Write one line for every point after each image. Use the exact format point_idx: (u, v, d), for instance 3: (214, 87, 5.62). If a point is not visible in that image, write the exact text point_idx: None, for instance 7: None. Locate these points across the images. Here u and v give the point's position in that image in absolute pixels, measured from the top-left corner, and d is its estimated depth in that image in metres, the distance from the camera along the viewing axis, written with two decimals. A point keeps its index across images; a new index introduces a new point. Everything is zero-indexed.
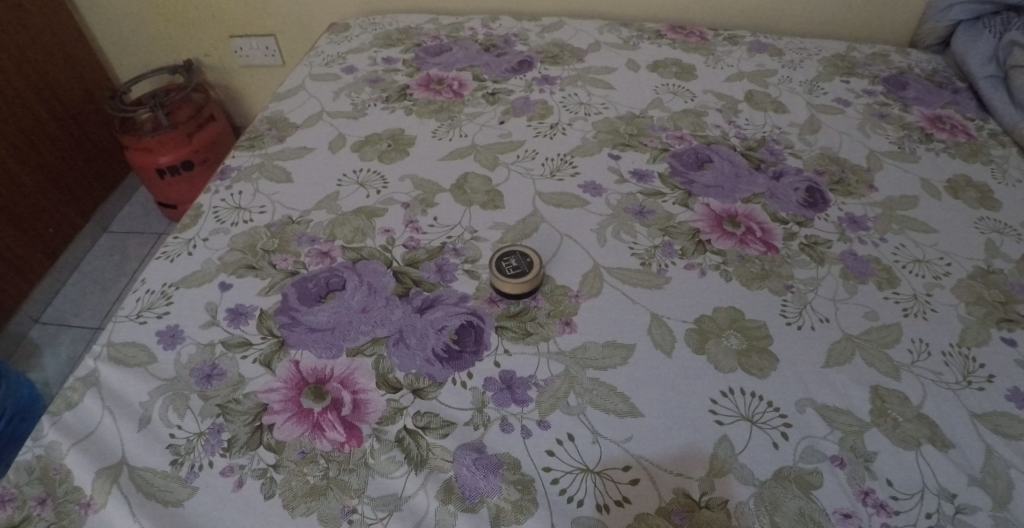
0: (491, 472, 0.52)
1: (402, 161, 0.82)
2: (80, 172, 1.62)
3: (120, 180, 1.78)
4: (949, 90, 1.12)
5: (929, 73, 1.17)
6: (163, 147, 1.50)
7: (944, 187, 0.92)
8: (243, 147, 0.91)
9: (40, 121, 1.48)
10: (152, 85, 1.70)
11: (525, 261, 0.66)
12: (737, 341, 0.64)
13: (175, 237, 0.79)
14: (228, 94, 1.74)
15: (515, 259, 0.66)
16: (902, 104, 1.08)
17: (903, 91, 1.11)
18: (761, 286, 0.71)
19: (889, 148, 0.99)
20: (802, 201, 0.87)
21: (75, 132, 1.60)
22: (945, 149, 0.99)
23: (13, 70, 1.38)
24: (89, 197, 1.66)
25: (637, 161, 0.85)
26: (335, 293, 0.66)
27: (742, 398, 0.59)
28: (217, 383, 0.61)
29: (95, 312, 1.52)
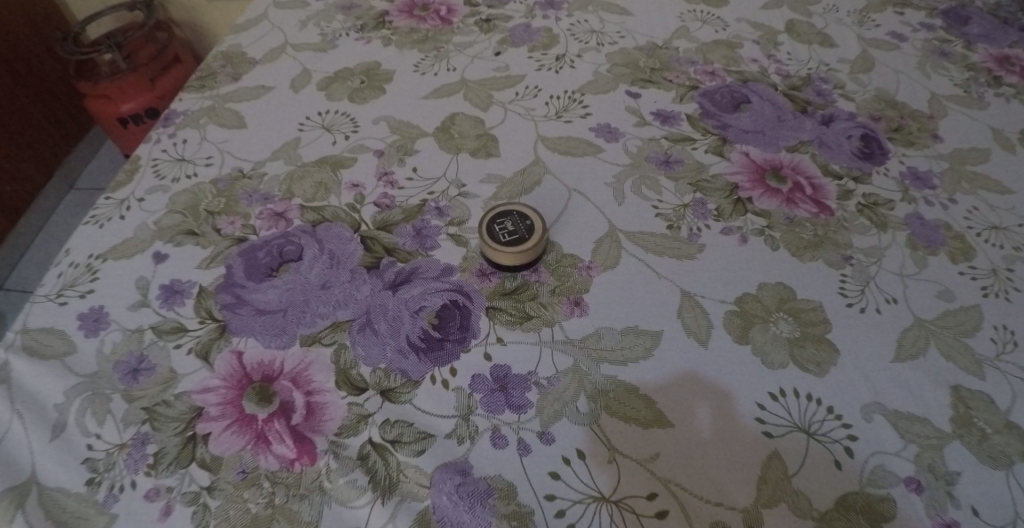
0: (478, 502, 0.41)
1: (376, 101, 0.68)
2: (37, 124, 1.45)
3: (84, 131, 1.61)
4: (1017, 27, 0.94)
5: (993, 6, 0.98)
6: (124, 94, 1.33)
7: (1019, 139, 0.77)
8: (191, 86, 0.76)
9: None
10: (111, 24, 1.52)
11: (524, 225, 0.52)
12: (788, 328, 0.51)
13: (106, 197, 0.65)
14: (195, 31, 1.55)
15: (512, 221, 0.52)
16: (965, 41, 0.92)
17: (967, 27, 0.94)
18: (815, 257, 0.58)
19: (953, 92, 0.84)
20: (857, 151, 0.72)
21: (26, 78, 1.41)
22: (1018, 95, 0.84)
23: None
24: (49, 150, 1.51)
25: (661, 101, 0.70)
26: (289, 265, 0.54)
27: (796, 402, 0.48)
28: (144, 381, 0.50)
29: None
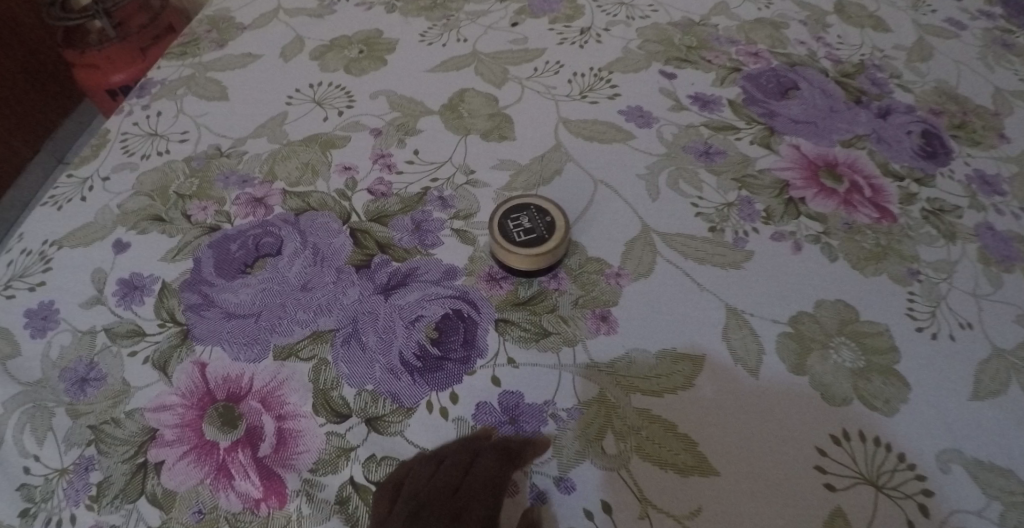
0: None
1: (375, 73, 0.60)
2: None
3: None
4: None
5: None
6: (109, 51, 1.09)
7: None
8: (171, 53, 0.68)
9: None
10: None
11: (544, 222, 0.44)
12: (849, 356, 0.44)
13: (68, 175, 0.57)
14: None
15: (530, 218, 0.44)
16: None
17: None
18: (878, 271, 0.49)
19: (1020, 87, 0.73)
20: (918, 148, 0.63)
21: None
22: None
23: None
24: None
25: (698, 83, 0.61)
26: (265, 261, 0.46)
27: (862, 446, 0.40)
28: (92, 393, 0.42)
29: None
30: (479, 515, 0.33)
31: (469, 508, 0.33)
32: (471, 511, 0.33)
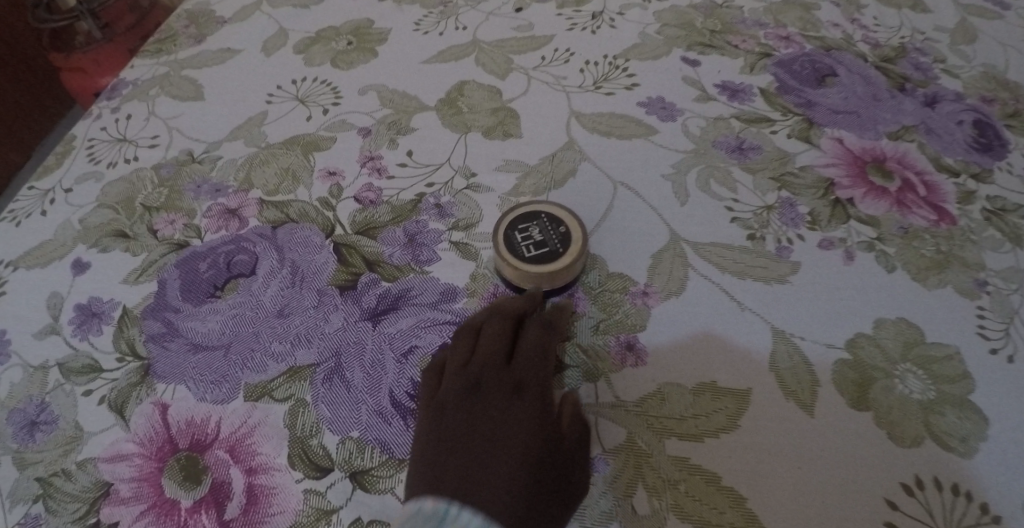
0: None
1: (364, 66, 0.54)
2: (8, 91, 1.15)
3: None
4: None
5: None
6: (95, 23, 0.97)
7: None
8: (146, 51, 0.62)
9: None
10: None
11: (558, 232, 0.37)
12: (918, 386, 0.37)
13: (28, 187, 0.52)
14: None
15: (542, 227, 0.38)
16: None
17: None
18: (940, 282, 0.43)
19: None
20: (971, 140, 0.56)
21: None
22: None
23: None
24: None
25: (725, 70, 0.54)
26: (238, 283, 0.40)
27: (940, 497, 0.33)
28: (41, 439, 0.37)
29: None
30: (537, 385, 0.34)
31: (527, 379, 0.34)
32: (527, 383, 0.34)
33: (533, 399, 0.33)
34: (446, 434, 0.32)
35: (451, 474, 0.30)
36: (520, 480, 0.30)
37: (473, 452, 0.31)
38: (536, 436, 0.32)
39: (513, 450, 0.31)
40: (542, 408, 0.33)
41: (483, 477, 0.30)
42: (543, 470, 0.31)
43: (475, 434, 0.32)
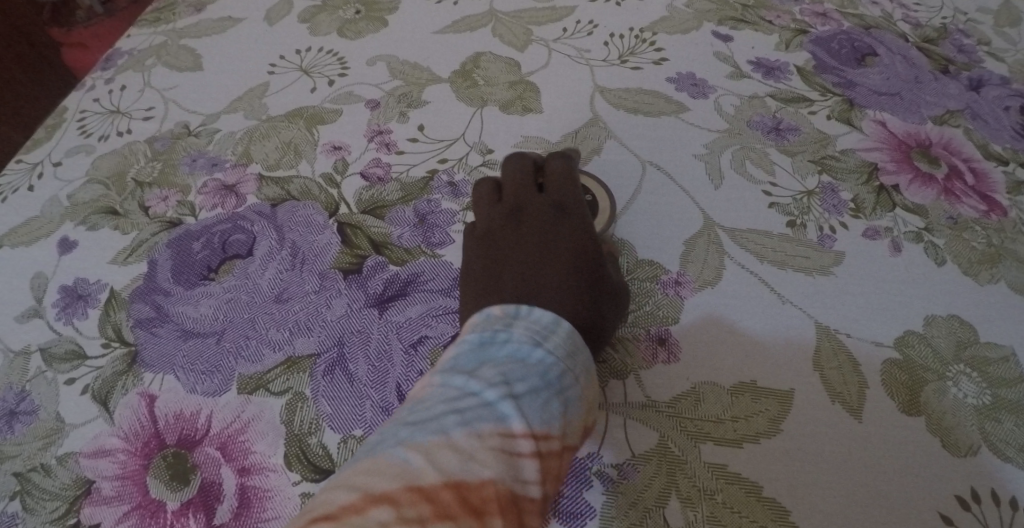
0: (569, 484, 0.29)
1: (374, 36, 0.50)
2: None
3: None
4: None
5: None
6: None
7: None
8: (143, 20, 0.59)
9: None
10: None
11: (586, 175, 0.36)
12: (973, 390, 0.34)
13: (15, 160, 0.49)
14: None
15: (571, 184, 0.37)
16: None
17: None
18: (994, 277, 0.39)
19: None
20: (1020, 126, 0.53)
21: None
22: None
23: None
24: None
25: (760, 47, 0.51)
26: (233, 264, 0.37)
27: (1000, 513, 0.30)
28: (20, 431, 0.34)
29: None
30: (579, 207, 0.34)
31: (568, 201, 0.34)
32: (568, 204, 0.34)
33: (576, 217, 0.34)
34: (495, 257, 0.33)
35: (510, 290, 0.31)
36: (572, 280, 0.31)
37: (524, 261, 0.32)
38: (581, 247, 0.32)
39: (561, 261, 0.32)
40: (584, 226, 0.33)
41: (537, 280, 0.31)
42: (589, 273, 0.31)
43: (523, 248, 0.33)
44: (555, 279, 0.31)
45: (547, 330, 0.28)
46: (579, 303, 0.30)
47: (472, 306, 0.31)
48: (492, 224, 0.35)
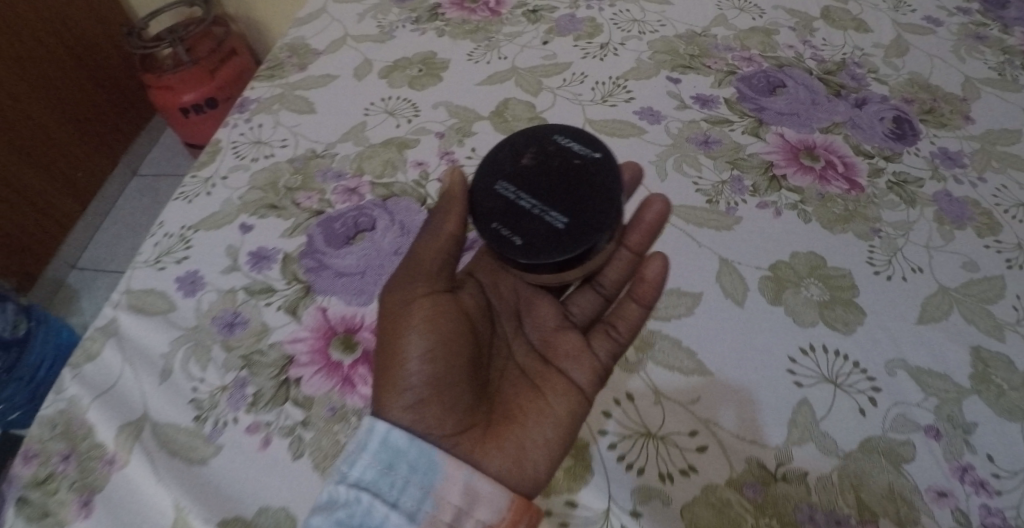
0: None
1: (435, 88, 0.74)
2: (75, 142, 1.39)
3: (129, 148, 1.56)
4: None
5: None
6: (185, 85, 1.29)
7: None
8: (263, 76, 0.80)
9: (62, 98, 1.34)
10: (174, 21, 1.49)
11: (498, 149, 0.51)
12: (818, 292, 0.56)
13: (193, 175, 0.70)
14: (249, 25, 1.48)
15: (577, 143, 0.50)
16: (1002, 25, 0.82)
17: (1006, 9, 0.84)
18: (844, 229, 0.61)
19: (986, 75, 0.77)
20: (889, 131, 0.71)
21: (81, 99, 1.39)
22: None
23: (46, 31, 1.28)
24: (96, 162, 1.45)
25: (700, 86, 0.74)
26: (364, 234, 0.61)
27: (824, 357, 0.51)
28: (239, 333, 0.56)
29: (110, 251, 1.43)
30: (439, 269, 0.50)
31: (434, 264, 0.50)
32: (440, 279, 0.50)
33: (439, 295, 0.49)
34: (384, 332, 0.48)
35: (387, 379, 0.46)
36: (428, 377, 0.46)
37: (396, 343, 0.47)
38: (445, 322, 0.48)
39: (425, 344, 0.46)
40: (441, 303, 0.48)
41: (398, 363, 0.46)
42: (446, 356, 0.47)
43: (407, 312, 0.47)
44: (418, 374, 0.46)
45: (357, 457, 0.44)
46: (430, 412, 0.45)
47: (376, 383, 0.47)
48: (393, 292, 0.49)
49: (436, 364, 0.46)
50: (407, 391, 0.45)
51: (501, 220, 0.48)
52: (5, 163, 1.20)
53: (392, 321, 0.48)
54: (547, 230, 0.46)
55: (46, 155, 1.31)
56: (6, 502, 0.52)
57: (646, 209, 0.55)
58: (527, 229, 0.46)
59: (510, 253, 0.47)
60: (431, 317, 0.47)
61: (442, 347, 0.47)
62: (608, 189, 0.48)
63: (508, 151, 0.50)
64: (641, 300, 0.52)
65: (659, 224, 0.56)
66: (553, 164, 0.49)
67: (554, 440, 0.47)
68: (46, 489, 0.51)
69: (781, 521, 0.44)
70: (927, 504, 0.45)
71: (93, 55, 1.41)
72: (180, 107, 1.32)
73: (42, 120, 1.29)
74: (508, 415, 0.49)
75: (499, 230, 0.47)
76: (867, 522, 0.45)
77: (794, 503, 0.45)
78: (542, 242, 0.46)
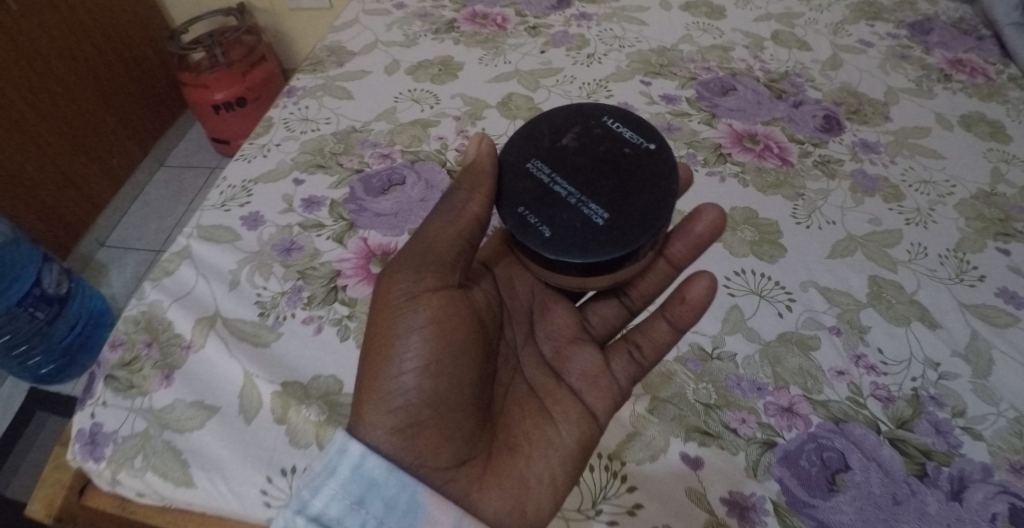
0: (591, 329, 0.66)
1: (453, 83, 0.91)
2: (113, 131, 1.54)
3: (159, 143, 1.71)
4: (973, 37, 1.02)
5: (955, 20, 1.06)
6: (219, 84, 1.45)
7: (957, 121, 0.89)
8: (306, 70, 0.96)
9: (105, 90, 1.50)
10: (207, 27, 1.67)
11: (542, 127, 0.56)
12: (750, 234, 0.72)
13: (251, 142, 0.85)
14: (277, 37, 1.67)
15: (630, 130, 0.55)
16: (925, 48, 1.00)
17: (929, 36, 1.02)
18: (775, 193, 0.77)
19: (906, 85, 0.94)
20: (819, 125, 0.88)
21: (120, 91, 1.55)
22: (963, 89, 0.94)
23: (97, 32, 1.46)
24: (129, 150, 1.60)
25: (667, 87, 0.91)
26: (396, 187, 0.77)
27: (752, 277, 0.67)
28: (296, 255, 0.70)
29: (139, 232, 1.55)
30: (453, 259, 0.52)
31: (447, 255, 0.52)
32: (451, 279, 0.52)
33: (444, 298, 0.51)
34: (378, 333, 0.49)
35: (371, 388, 0.47)
36: (425, 396, 0.47)
37: (387, 348, 0.48)
38: (460, 333, 0.51)
39: (432, 355, 0.48)
40: (449, 305, 0.51)
41: (387, 372, 0.47)
42: (451, 376, 0.49)
43: (411, 314, 0.49)
44: (413, 393, 0.47)
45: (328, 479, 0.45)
46: (420, 436, 0.47)
47: (361, 387, 0.48)
48: (394, 291, 0.50)
49: (441, 382, 0.48)
50: (399, 411, 0.47)
51: (532, 200, 0.53)
52: (53, 141, 1.35)
53: (388, 329, 0.49)
54: (585, 212, 0.51)
55: (88, 138, 1.45)
56: (96, 378, 0.64)
57: (697, 220, 0.59)
58: (558, 221, 0.51)
59: (536, 240, 0.51)
60: (439, 325, 0.49)
61: (441, 364, 0.49)
62: (651, 185, 0.52)
63: (554, 131, 0.56)
64: (670, 319, 0.57)
65: (715, 233, 0.59)
66: (598, 148, 0.54)
67: (560, 469, 0.52)
68: (131, 368, 0.63)
69: (716, 384, 0.59)
70: (828, 379, 0.59)
71: (132, 54, 1.58)
72: (211, 104, 1.48)
73: (86, 107, 1.45)
74: (506, 446, 0.53)
75: (526, 216, 0.52)
76: (781, 387, 0.58)
77: (724, 374, 0.59)
78: (569, 237, 0.51)
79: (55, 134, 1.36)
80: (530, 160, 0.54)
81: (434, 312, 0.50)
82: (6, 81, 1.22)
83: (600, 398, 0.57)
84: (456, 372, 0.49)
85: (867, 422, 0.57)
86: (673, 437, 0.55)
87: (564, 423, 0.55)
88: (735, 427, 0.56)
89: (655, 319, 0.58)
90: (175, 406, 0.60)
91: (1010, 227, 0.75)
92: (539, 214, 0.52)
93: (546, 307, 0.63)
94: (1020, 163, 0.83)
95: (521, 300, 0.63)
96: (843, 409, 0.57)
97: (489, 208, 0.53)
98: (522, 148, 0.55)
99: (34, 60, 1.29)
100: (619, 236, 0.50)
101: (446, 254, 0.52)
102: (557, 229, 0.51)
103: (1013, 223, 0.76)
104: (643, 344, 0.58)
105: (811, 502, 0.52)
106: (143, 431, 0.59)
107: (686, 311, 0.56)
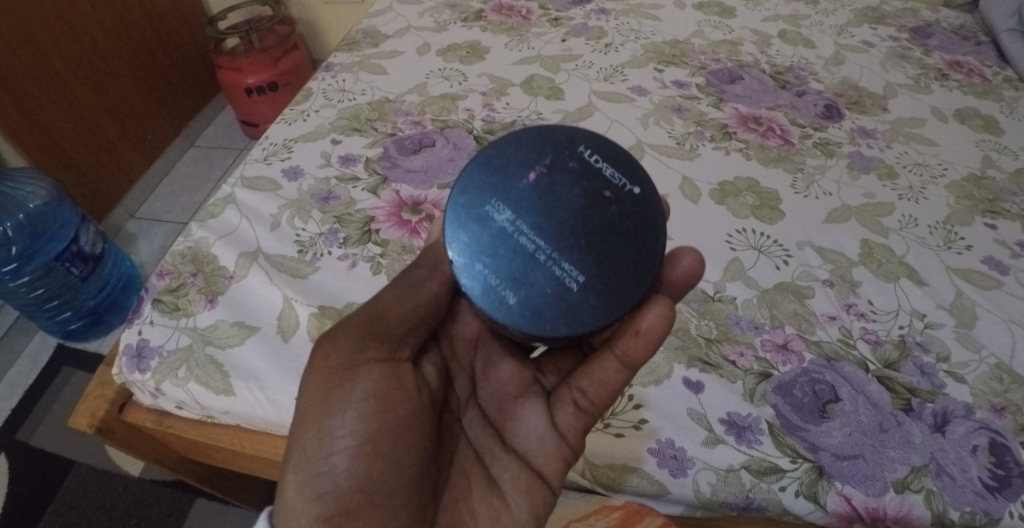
0: None
1: (480, 64, 0.98)
2: (149, 110, 1.63)
3: (189, 127, 1.79)
4: (972, 42, 1.09)
5: (955, 27, 1.13)
6: (253, 68, 1.54)
7: (952, 114, 0.95)
8: (343, 50, 1.03)
9: (144, 70, 1.60)
10: (244, 17, 1.77)
11: (511, 161, 0.51)
12: (752, 200, 0.77)
13: (291, 108, 0.92)
14: (310, 28, 1.77)
15: (612, 167, 0.50)
16: (924, 49, 1.07)
17: (929, 40, 1.09)
18: (776, 166, 0.83)
19: (905, 81, 1.00)
20: (820, 113, 0.94)
21: (158, 73, 1.65)
22: (959, 87, 1.00)
23: (142, 16, 1.56)
24: (163, 129, 1.69)
25: (679, 75, 0.98)
26: (426, 148, 0.83)
27: (753, 236, 0.72)
28: (333, 202, 0.77)
29: (169, 206, 1.62)
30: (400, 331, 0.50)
31: (393, 329, 0.49)
32: (399, 352, 0.50)
33: (387, 371, 0.48)
34: (309, 405, 0.47)
35: (298, 466, 0.46)
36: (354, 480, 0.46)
37: (316, 425, 0.46)
38: (402, 410, 0.48)
39: (366, 436, 0.46)
40: (393, 381, 0.48)
41: (314, 452, 0.46)
42: (387, 457, 0.46)
43: (347, 389, 0.46)
44: (341, 477, 0.46)
45: None
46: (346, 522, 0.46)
47: (289, 463, 0.47)
48: (332, 359, 0.47)
49: (377, 466, 0.46)
50: (326, 495, 0.46)
51: (500, 257, 0.48)
52: (95, 114, 1.44)
53: (321, 405, 0.46)
54: (557, 269, 0.48)
55: (126, 115, 1.54)
56: (144, 301, 0.69)
57: (673, 264, 0.52)
58: (527, 286, 0.48)
59: (503, 311, 0.48)
60: (377, 405, 0.46)
61: (377, 445, 0.46)
62: (627, 239, 0.49)
63: (522, 166, 0.51)
64: (621, 356, 0.49)
65: (689, 282, 0.52)
66: (574, 191, 0.49)
67: None
68: (177, 294, 0.69)
69: (717, 322, 0.64)
70: (821, 323, 0.64)
71: (171, 40, 1.68)
72: (243, 87, 1.57)
73: (126, 85, 1.54)
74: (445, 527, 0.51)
75: (490, 278, 0.48)
76: (777, 326, 0.64)
77: (723, 313, 0.65)
78: (538, 303, 0.47)
79: (97, 107, 1.45)
80: (495, 205, 0.50)
81: (373, 388, 0.47)
82: (56, 53, 1.31)
83: (550, 463, 0.51)
84: (394, 458, 0.47)
85: (857, 361, 0.61)
86: (677, 364, 0.60)
87: (513, 496, 0.51)
88: (734, 359, 0.61)
89: (606, 357, 0.50)
90: (218, 325, 0.66)
91: (998, 206, 0.80)
92: (505, 271, 0.48)
93: (491, 364, 0.58)
94: (1011, 152, 0.89)
95: (465, 357, 0.59)
96: (834, 348, 0.62)
97: (450, 285, 0.52)
98: (486, 193, 0.50)
99: (81, 34, 1.38)
100: (598, 299, 0.47)
101: (391, 323, 0.49)
102: (529, 290, 0.47)
103: (1002, 203, 0.81)
104: (590, 390, 0.51)
105: (803, 426, 0.57)
106: (186, 346, 0.65)
107: (639, 345, 0.48)
